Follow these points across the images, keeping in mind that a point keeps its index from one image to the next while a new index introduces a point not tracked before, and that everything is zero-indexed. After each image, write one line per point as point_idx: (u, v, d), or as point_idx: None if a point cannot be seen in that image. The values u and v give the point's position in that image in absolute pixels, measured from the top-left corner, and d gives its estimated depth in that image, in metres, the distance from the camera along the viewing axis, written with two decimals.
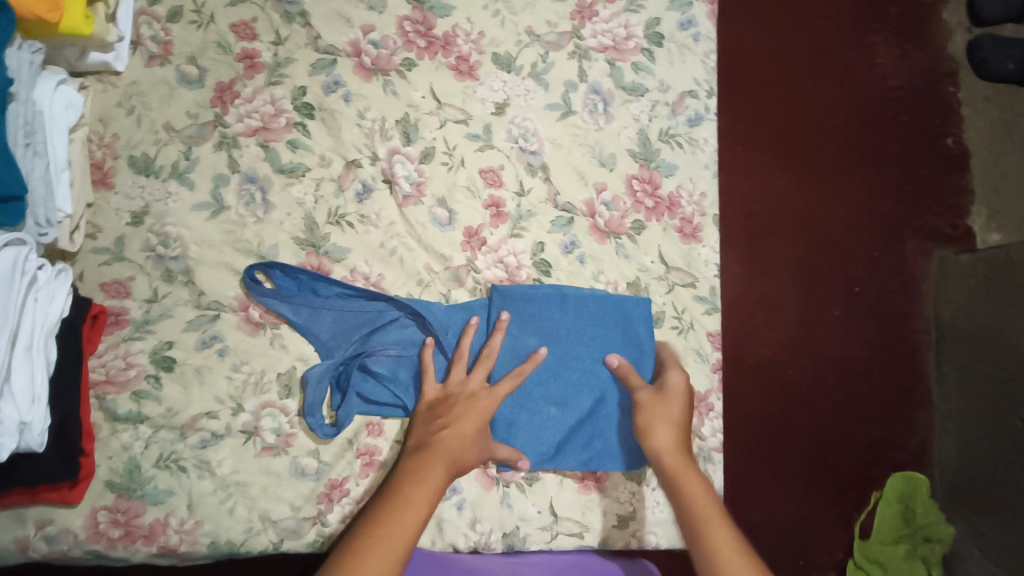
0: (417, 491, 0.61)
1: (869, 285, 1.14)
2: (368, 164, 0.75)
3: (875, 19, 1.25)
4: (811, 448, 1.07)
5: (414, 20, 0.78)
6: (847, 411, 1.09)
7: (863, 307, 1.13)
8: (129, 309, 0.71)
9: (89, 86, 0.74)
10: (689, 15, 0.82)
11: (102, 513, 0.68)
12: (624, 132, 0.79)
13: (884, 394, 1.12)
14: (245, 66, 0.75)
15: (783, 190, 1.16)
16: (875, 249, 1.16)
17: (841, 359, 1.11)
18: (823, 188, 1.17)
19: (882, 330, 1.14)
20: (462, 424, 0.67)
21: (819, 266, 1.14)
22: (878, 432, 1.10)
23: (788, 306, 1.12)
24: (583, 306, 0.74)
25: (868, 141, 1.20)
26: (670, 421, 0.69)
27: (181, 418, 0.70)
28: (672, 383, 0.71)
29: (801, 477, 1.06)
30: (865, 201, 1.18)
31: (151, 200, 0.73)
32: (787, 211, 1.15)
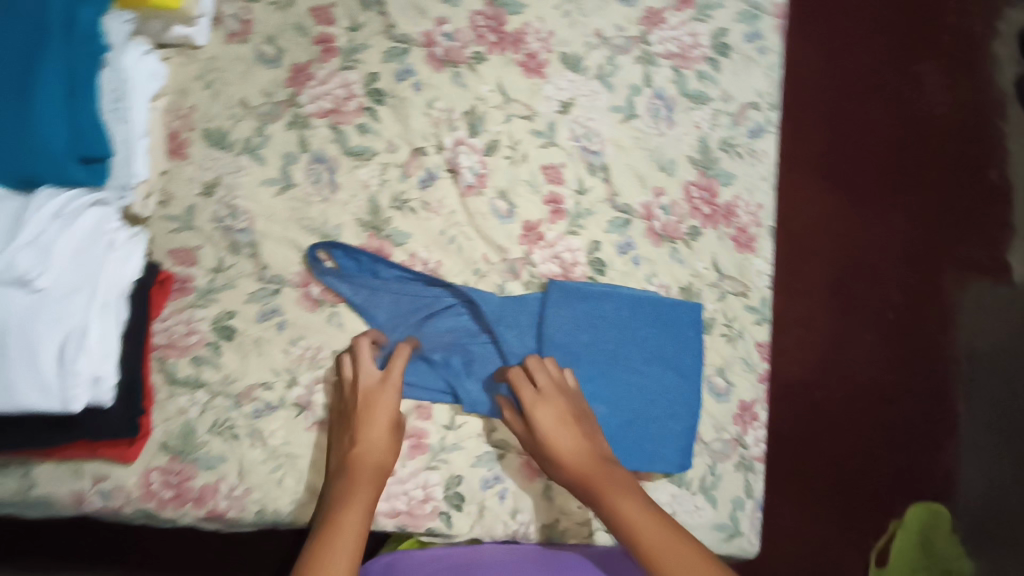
0: (346, 513, 0.62)
1: (903, 311, 1.20)
2: (433, 153, 0.77)
3: (927, 47, 1.29)
4: (835, 466, 1.13)
5: (486, 15, 0.80)
6: (870, 429, 1.15)
7: (895, 331, 1.19)
8: (194, 277, 0.73)
9: (170, 58, 0.76)
10: (756, 28, 0.82)
11: (155, 474, 0.70)
12: (685, 138, 0.80)
13: (911, 417, 1.17)
14: (320, 49, 0.77)
15: (825, 215, 1.22)
16: (910, 277, 1.21)
17: (870, 378, 1.17)
18: (865, 215, 1.23)
19: (913, 355, 1.19)
20: (374, 436, 0.68)
21: (854, 289, 1.19)
22: (905, 457, 1.15)
23: (824, 326, 1.18)
24: (636, 307, 0.75)
25: (911, 172, 1.25)
26: (563, 453, 0.67)
27: (237, 386, 0.72)
28: (541, 418, 0.68)
29: (823, 494, 1.13)
30: (904, 230, 1.23)
31: (222, 172, 0.75)
32: (826, 236, 1.21)
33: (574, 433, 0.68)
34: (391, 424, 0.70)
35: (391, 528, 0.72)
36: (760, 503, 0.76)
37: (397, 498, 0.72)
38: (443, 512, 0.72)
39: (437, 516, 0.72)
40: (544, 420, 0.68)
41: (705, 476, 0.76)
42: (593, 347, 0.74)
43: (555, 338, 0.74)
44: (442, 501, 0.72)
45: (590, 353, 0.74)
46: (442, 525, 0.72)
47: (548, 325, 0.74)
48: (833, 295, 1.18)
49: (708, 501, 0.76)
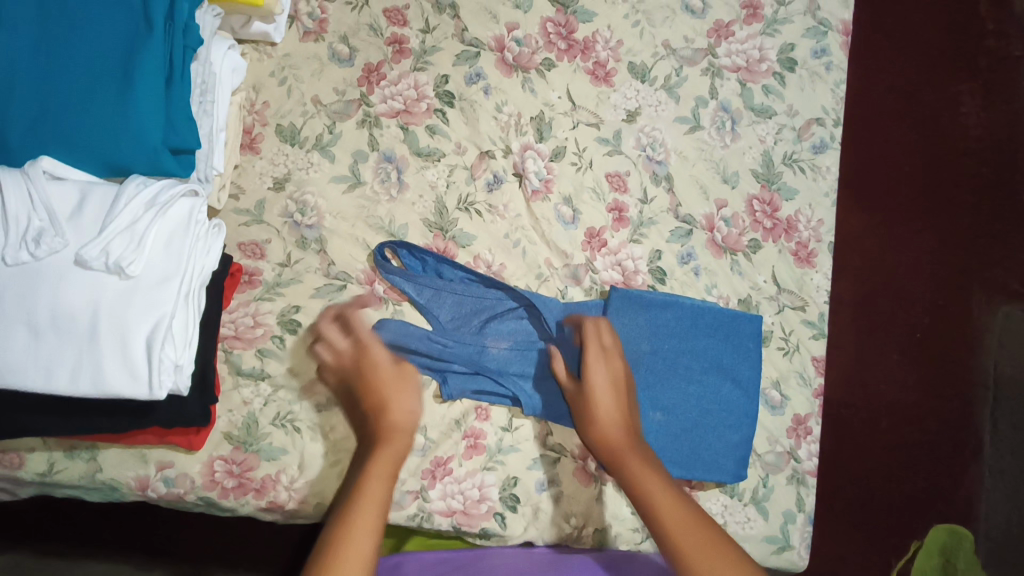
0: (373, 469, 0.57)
1: (931, 331, 1.21)
2: (501, 156, 0.77)
3: (965, 68, 1.30)
4: (858, 486, 1.13)
5: (557, 22, 0.81)
6: (897, 451, 1.15)
7: (923, 351, 1.20)
8: (262, 270, 0.74)
9: (246, 54, 0.77)
10: (824, 44, 0.83)
11: (218, 463, 0.71)
12: (749, 151, 0.81)
13: (937, 440, 1.17)
14: (393, 50, 0.78)
15: (853, 233, 1.23)
16: (941, 298, 1.22)
17: (895, 399, 1.17)
18: (895, 234, 1.23)
19: (942, 376, 1.19)
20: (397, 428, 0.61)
21: (883, 308, 1.20)
22: (926, 482, 1.16)
23: (850, 344, 1.18)
24: (698, 317, 0.75)
25: (945, 192, 1.26)
26: (603, 420, 0.65)
27: (301, 380, 0.73)
28: (595, 376, 0.67)
29: (844, 514, 1.12)
30: (934, 251, 1.24)
31: (293, 168, 0.76)
32: (854, 253, 1.22)
33: (616, 401, 0.66)
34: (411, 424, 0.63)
35: (446, 525, 0.72)
36: (811, 517, 0.76)
37: (453, 497, 0.72)
38: (498, 512, 0.73)
39: (492, 516, 0.73)
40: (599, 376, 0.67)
41: (757, 488, 0.76)
42: (652, 356, 0.74)
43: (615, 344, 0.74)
44: (498, 502, 0.73)
45: (651, 361, 0.74)
46: (496, 525, 0.72)
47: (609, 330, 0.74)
48: (861, 313, 1.18)
49: (759, 513, 0.76)
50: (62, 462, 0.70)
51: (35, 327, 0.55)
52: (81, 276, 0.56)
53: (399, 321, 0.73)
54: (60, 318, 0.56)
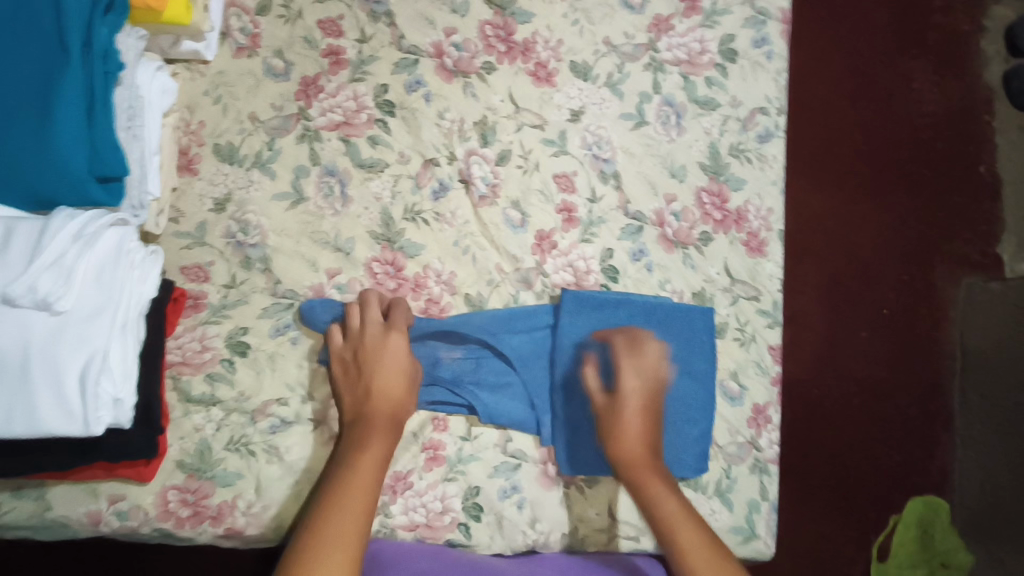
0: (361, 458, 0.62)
1: (899, 307, 1.21)
2: (445, 163, 0.77)
3: (916, 45, 1.30)
4: (830, 462, 1.14)
5: (495, 25, 0.80)
6: (871, 432, 1.16)
7: (891, 327, 1.21)
8: (207, 293, 0.72)
9: (178, 73, 0.76)
10: (763, 33, 0.83)
11: (172, 492, 0.69)
12: (695, 144, 0.80)
13: (908, 415, 1.19)
14: (330, 61, 0.77)
15: (816, 213, 1.23)
16: (906, 273, 1.23)
17: (865, 377, 1.18)
18: (857, 212, 1.24)
19: (909, 351, 1.20)
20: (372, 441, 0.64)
21: (850, 286, 1.20)
22: (900, 455, 1.17)
23: (819, 324, 1.19)
24: (647, 313, 0.74)
25: (903, 167, 1.27)
26: (626, 427, 0.68)
27: (253, 403, 0.71)
28: (626, 382, 0.69)
29: (817, 491, 1.15)
30: (897, 228, 1.25)
31: (233, 187, 0.74)
32: (818, 231, 1.23)
33: (642, 415, 0.68)
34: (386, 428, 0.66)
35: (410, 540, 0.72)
36: (776, 505, 0.76)
37: (416, 511, 0.72)
38: (462, 523, 0.72)
39: (456, 527, 0.72)
40: (628, 383, 0.68)
41: (721, 480, 0.76)
42: (606, 357, 0.73)
43: (569, 345, 0.73)
44: (460, 512, 0.72)
45: (605, 362, 0.73)
46: (461, 536, 0.72)
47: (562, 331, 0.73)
48: (828, 292, 1.19)
49: (725, 505, 0.76)
50: (9, 503, 0.68)
51: None
52: (10, 315, 0.55)
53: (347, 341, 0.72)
54: None
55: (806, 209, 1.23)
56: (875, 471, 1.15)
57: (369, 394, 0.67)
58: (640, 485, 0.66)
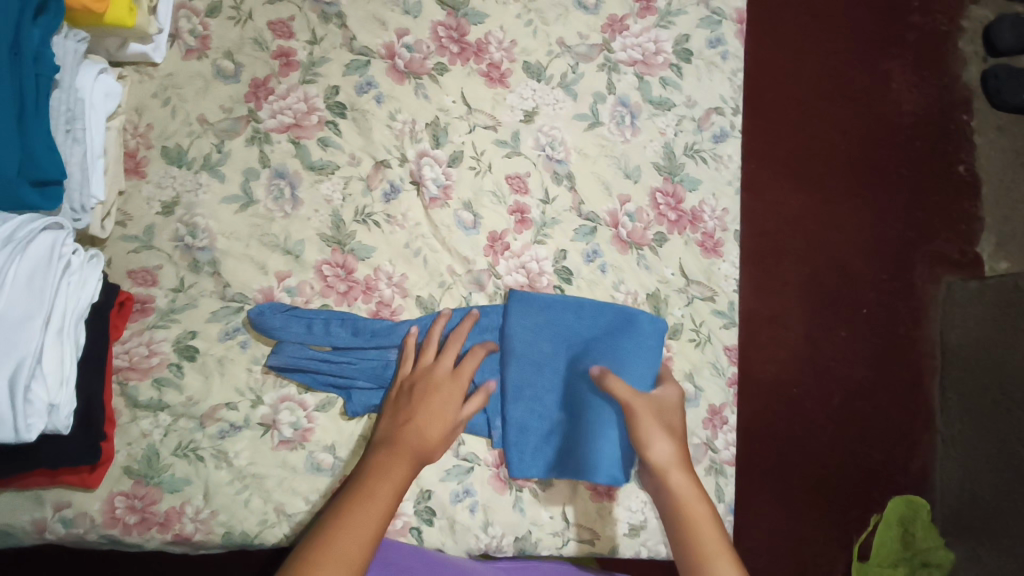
0: (384, 477, 0.63)
1: (877, 307, 1.21)
2: (397, 165, 0.76)
3: (894, 44, 1.30)
4: (809, 462, 1.14)
5: (447, 26, 0.79)
6: (851, 434, 1.16)
7: (870, 327, 1.21)
8: (154, 297, 0.72)
9: (126, 76, 0.75)
10: (718, 33, 0.83)
11: (119, 499, 0.68)
12: (650, 145, 0.80)
13: (889, 416, 1.18)
14: (280, 63, 0.76)
15: (795, 213, 1.22)
16: (885, 273, 1.23)
17: (843, 378, 1.17)
18: (838, 212, 1.23)
19: (888, 352, 1.20)
20: (395, 467, 0.64)
21: (829, 286, 1.20)
22: (879, 455, 1.17)
23: (797, 324, 1.19)
24: (595, 316, 0.74)
25: (881, 166, 1.26)
26: (669, 434, 0.66)
27: (201, 408, 0.71)
28: (668, 397, 0.70)
29: (796, 490, 1.14)
30: (877, 226, 1.24)
31: (181, 190, 0.74)
32: (798, 230, 1.22)
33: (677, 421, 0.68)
34: (414, 459, 0.65)
35: None
36: (731, 507, 0.76)
37: None
38: (414, 527, 0.72)
39: (408, 531, 0.72)
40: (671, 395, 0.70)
41: None
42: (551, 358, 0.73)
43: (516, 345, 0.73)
44: (412, 516, 0.72)
45: (554, 363, 0.74)
46: (413, 540, 0.72)
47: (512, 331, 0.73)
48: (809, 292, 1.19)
49: None
50: None
51: None
52: None
53: (296, 345, 0.71)
54: None
55: (785, 207, 1.22)
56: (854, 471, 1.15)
57: (407, 423, 0.67)
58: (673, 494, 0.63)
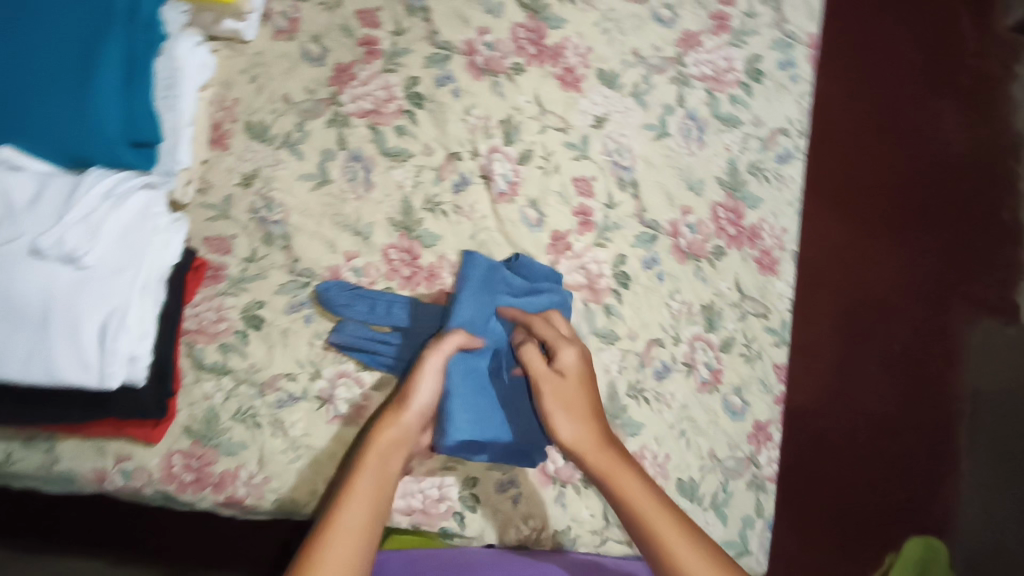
0: (375, 443, 0.62)
1: (911, 344, 1.20)
2: (468, 158, 0.78)
3: (946, 84, 1.31)
4: (835, 494, 1.10)
5: (527, 28, 0.82)
6: (880, 471, 1.13)
7: (905, 364, 1.18)
8: (227, 265, 0.74)
9: (218, 51, 0.78)
10: (790, 56, 0.84)
11: (177, 456, 0.71)
12: (715, 160, 0.82)
13: (919, 454, 1.16)
14: (364, 50, 0.79)
15: (836, 245, 1.23)
16: (922, 311, 1.22)
17: (875, 413, 1.15)
18: (874, 249, 1.24)
19: (922, 391, 1.19)
20: (360, 477, 0.59)
21: (865, 320, 1.19)
22: (904, 494, 1.14)
23: (831, 354, 1.17)
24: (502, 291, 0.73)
25: (925, 205, 1.26)
26: (581, 413, 0.65)
27: (262, 375, 0.73)
28: (565, 359, 0.67)
29: (828, 525, 1.09)
30: (914, 264, 1.24)
31: (261, 164, 0.76)
32: (836, 261, 1.22)
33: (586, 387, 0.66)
34: (380, 465, 0.61)
35: (405, 525, 0.73)
36: (770, 523, 0.77)
37: (412, 497, 0.73)
38: (457, 512, 0.73)
39: (451, 516, 0.73)
40: (568, 358, 0.67)
41: (717, 493, 0.77)
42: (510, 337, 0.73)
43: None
44: (457, 501, 0.73)
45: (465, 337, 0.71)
46: (455, 525, 0.73)
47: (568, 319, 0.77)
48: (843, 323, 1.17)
49: (720, 518, 0.76)
50: (19, 453, 0.70)
51: None
52: (35, 265, 0.56)
53: (357, 324, 0.73)
54: (13, 308, 0.56)
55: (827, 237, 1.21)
56: (881, 507, 1.12)
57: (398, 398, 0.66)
58: (606, 477, 0.60)
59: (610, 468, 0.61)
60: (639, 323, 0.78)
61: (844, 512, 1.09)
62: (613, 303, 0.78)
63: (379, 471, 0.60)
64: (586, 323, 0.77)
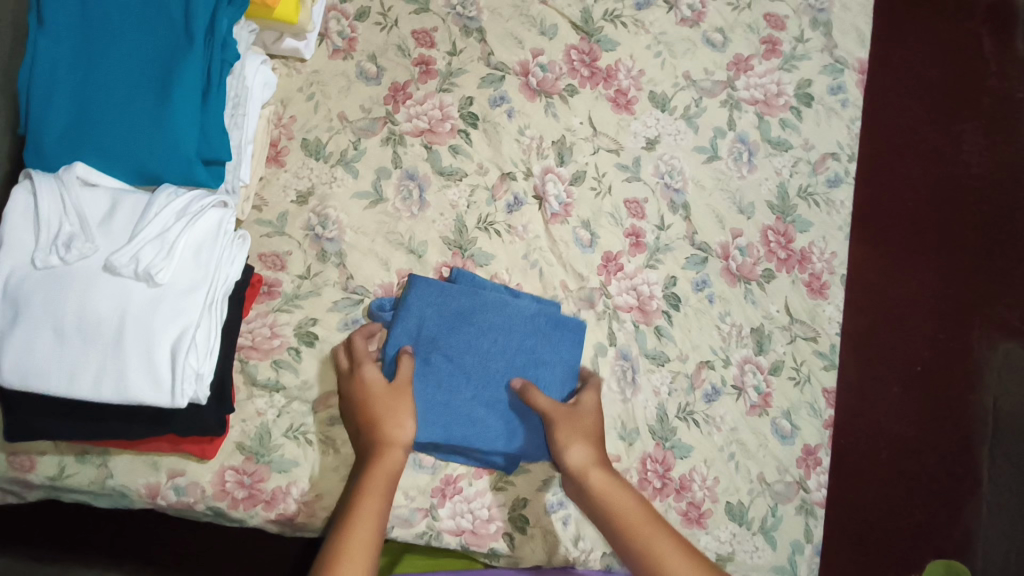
0: (376, 469, 0.60)
1: (932, 365, 1.18)
2: (521, 178, 0.79)
3: (968, 107, 1.30)
4: (853, 514, 1.05)
5: (580, 50, 0.82)
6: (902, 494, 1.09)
7: (924, 385, 1.17)
8: (281, 282, 0.74)
9: (275, 69, 0.79)
10: (840, 81, 0.85)
11: (229, 473, 0.70)
12: (765, 183, 0.82)
13: (938, 477, 1.13)
14: (420, 70, 0.79)
15: (855, 264, 1.21)
16: (941, 331, 1.20)
17: (899, 438, 1.11)
18: (896, 267, 1.21)
19: (942, 415, 1.16)
20: (370, 499, 0.57)
21: (885, 339, 1.17)
22: (924, 516, 1.10)
23: (850, 375, 1.15)
24: (503, 319, 0.72)
25: (946, 225, 1.24)
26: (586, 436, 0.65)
27: (315, 392, 0.73)
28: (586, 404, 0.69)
29: (842, 546, 1.05)
30: (939, 287, 1.21)
31: (317, 182, 0.77)
32: (855, 281, 1.20)
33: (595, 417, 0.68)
34: (384, 490, 0.58)
35: (455, 545, 0.72)
36: (819, 549, 0.76)
37: (463, 517, 0.73)
38: (507, 532, 0.73)
39: (501, 536, 0.73)
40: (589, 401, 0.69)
41: (766, 517, 0.76)
42: (497, 358, 0.72)
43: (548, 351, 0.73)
44: (507, 521, 0.73)
45: (447, 357, 0.71)
46: (504, 546, 0.72)
47: (551, 333, 0.73)
48: (862, 344, 1.15)
49: (768, 543, 0.76)
50: (73, 466, 0.70)
51: (61, 331, 0.57)
52: (109, 282, 0.57)
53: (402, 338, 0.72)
54: (87, 323, 0.57)
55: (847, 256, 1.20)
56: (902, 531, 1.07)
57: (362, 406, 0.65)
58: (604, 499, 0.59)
59: (604, 484, 0.60)
60: (690, 345, 0.78)
61: (862, 534, 1.05)
62: (663, 324, 0.78)
63: (380, 497, 0.58)
64: (635, 344, 0.77)
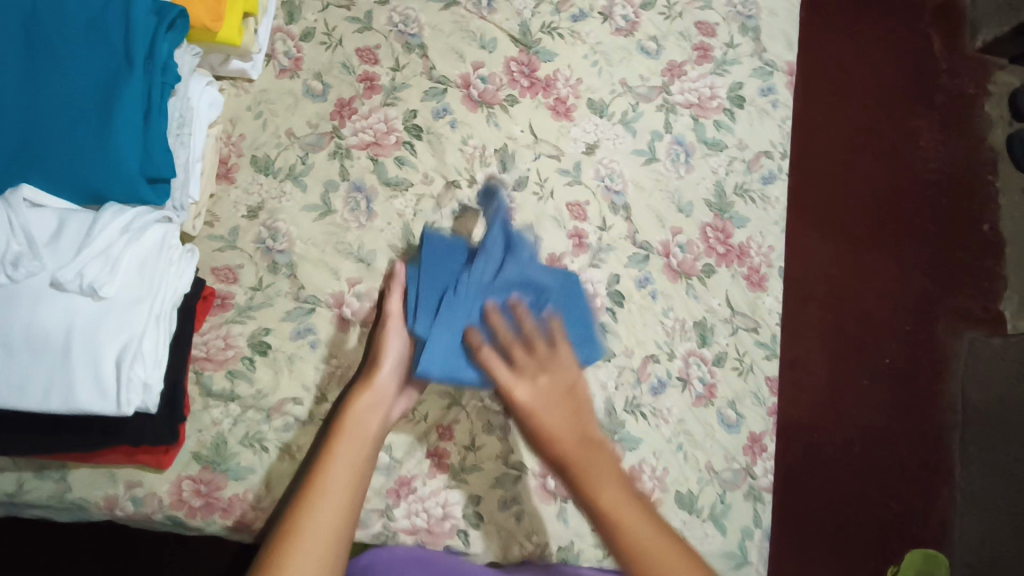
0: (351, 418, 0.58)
1: (901, 358, 1.15)
2: (466, 186, 0.81)
3: (920, 104, 1.29)
4: (830, 510, 1.01)
5: (520, 62, 0.86)
6: (876, 484, 1.04)
7: (897, 379, 1.13)
8: (234, 294, 0.77)
9: (224, 89, 0.82)
10: (770, 83, 0.89)
11: (186, 482, 0.72)
12: (702, 182, 0.85)
13: (909, 468, 1.09)
14: (364, 86, 0.83)
15: (818, 261, 1.17)
16: (909, 325, 1.18)
17: (868, 427, 1.07)
18: (864, 261, 1.19)
19: (913, 406, 1.13)
20: (343, 440, 0.55)
21: (854, 334, 1.14)
22: (899, 506, 1.07)
23: (821, 372, 1.11)
24: None
25: (908, 218, 1.22)
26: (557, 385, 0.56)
27: (269, 400, 0.75)
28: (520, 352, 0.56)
29: (818, 536, 1.01)
30: (908, 280, 1.19)
31: (266, 197, 0.79)
32: (820, 276, 1.16)
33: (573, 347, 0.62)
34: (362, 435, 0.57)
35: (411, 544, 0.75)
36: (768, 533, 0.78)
37: (418, 516, 0.75)
38: (462, 530, 0.75)
39: (457, 534, 0.75)
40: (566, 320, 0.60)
41: (716, 504, 0.78)
42: None
43: None
44: (462, 519, 0.75)
45: None
46: (460, 543, 0.75)
47: None
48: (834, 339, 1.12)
49: (718, 529, 0.78)
50: (31, 482, 0.72)
51: (9, 348, 0.58)
52: (56, 299, 0.59)
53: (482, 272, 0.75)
54: (35, 337, 0.59)
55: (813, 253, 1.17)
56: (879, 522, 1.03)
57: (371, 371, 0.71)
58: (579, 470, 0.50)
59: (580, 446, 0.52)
60: (635, 340, 0.81)
61: (842, 528, 1.02)
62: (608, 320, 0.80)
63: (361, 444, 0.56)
64: None
